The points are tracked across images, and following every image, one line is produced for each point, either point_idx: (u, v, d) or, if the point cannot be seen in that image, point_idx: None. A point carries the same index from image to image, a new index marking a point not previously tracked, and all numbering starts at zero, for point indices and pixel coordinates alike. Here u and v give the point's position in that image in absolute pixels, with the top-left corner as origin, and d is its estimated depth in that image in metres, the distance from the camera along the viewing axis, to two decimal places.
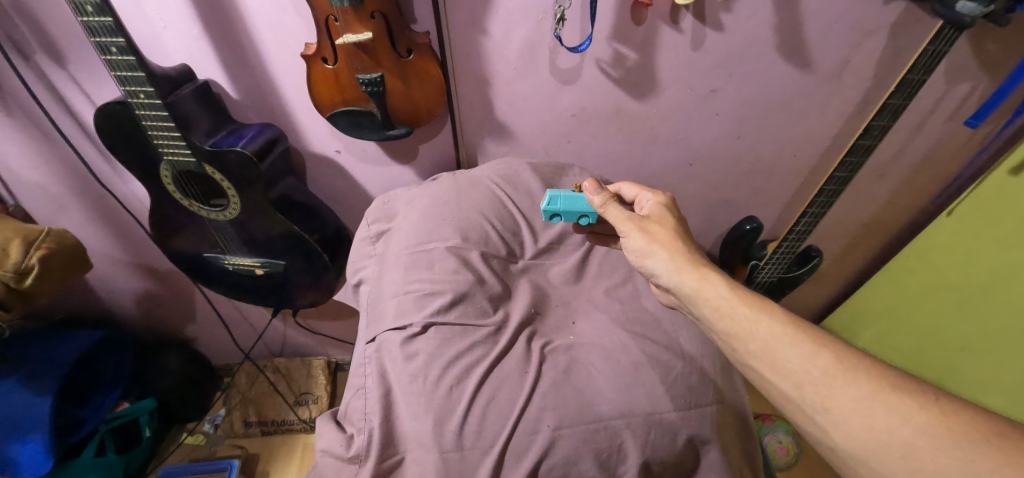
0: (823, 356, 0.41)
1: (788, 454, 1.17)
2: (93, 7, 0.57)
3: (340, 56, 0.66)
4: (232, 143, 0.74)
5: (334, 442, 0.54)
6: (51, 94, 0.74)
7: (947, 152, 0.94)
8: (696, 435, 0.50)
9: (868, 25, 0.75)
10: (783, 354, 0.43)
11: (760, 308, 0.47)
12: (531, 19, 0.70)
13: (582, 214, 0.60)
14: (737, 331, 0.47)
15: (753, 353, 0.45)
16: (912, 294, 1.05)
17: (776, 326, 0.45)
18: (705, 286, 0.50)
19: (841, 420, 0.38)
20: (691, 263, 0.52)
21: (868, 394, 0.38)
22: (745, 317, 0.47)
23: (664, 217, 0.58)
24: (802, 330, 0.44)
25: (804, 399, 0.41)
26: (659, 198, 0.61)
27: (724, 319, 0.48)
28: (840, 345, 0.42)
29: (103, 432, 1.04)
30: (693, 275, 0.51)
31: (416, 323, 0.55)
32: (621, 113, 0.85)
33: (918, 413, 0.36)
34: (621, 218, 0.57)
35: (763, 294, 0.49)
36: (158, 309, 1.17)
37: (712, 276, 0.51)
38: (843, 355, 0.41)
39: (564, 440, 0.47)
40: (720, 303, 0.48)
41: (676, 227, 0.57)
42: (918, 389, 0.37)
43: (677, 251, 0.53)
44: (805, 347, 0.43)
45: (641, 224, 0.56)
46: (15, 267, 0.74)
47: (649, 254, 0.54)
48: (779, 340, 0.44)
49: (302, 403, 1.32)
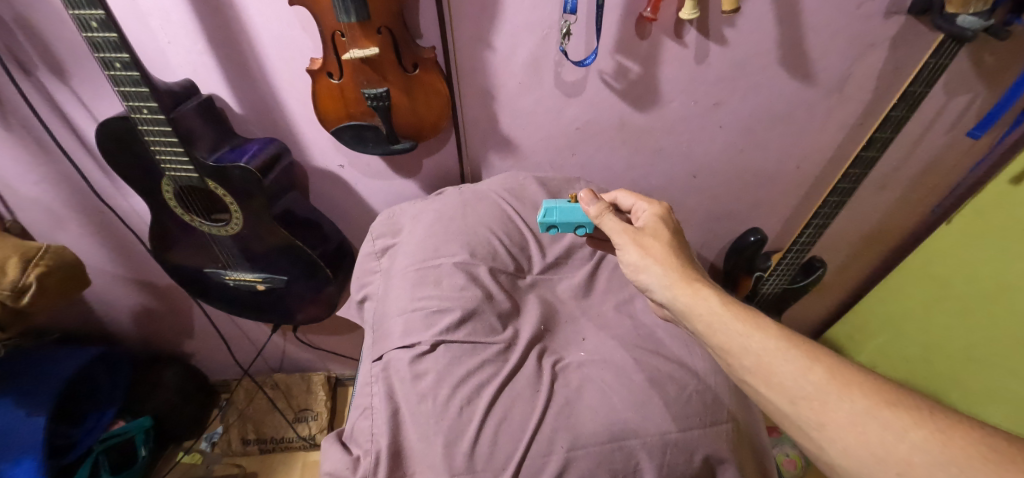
0: (816, 372, 0.40)
1: (796, 467, 1.15)
2: (98, 23, 0.56)
3: (346, 71, 0.66)
4: (235, 158, 0.74)
5: (339, 465, 0.53)
6: (52, 109, 0.74)
7: (948, 163, 0.95)
8: (712, 453, 0.49)
9: (870, 39, 0.76)
10: (777, 370, 0.42)
11: (753, 324, 0.46)
12: (536, 34, 0.71)
13: (579, 225, 0.59)
14: (730, 347, 0.45)
15: (747, 368, 0.44)
16: (916, 305, 1.04)
17: (770, 340, 0.44)
18: (699, 302, 0.49)
19: (836, 436, 0.37)
20: (684, 278, 0.51)
21: (864, 410, 0.37)
22: (738, 333, 0.45)
23: (660, 229, 0.56)
24: (795, 344, 0.43)
25: (799, 415, 0.40)
26: (655, 209, 0.59)
27: (717, 334, 0.47)
28: (834, 359, 0.41)
29: (98, 452, 1.02)
30: (687, 291, 0.50)
31: (425, 341, 0.54)
32: (626, 126, 0.85)
33: (914, 429, 0.35)
34: (618, 230, 0.56)
35: (758, 309, 0.47)
36: (156, 325, 1.15)
37: (705, 291, 0.49)
38: (836, 370, 0.40)
39: (578, 462, 0.46)
40: (714, 318, 0.47)
41: (671, 240, 0.55)
42: (914, 404, 0.36)
43: (671, 266, 0.52)
44: (799, 362, 0.41)
45: (635, 237, 0.55)
46: (13, 284, 0.73)
47: (643, 269, 0.53)
48: (774, 355, 0.42)
49: (302, 419, 1.30)
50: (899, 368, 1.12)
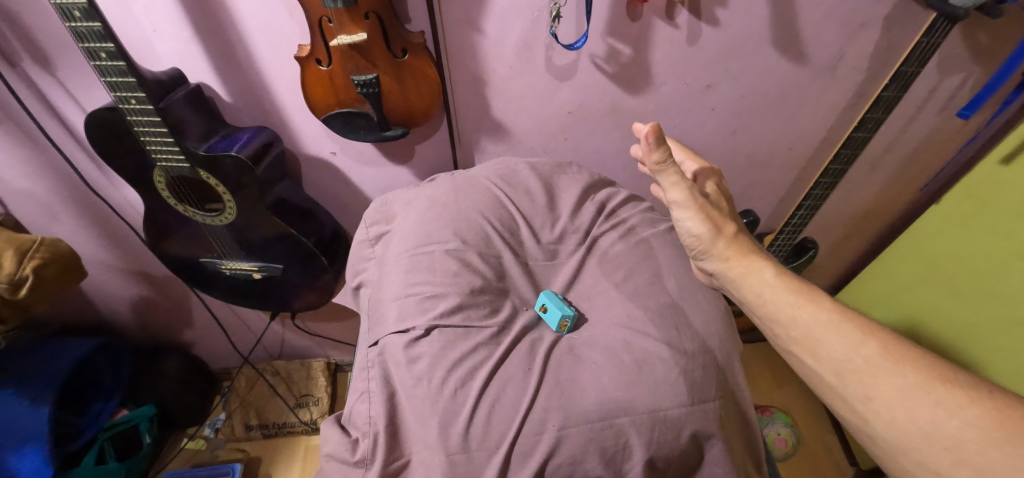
0: (869, 346, 0.43)
1: (786, 445, 1.22)
2: (81, 12, 0.55)
3: (334, 57, 0.65)
4: (227, 147, 0.73)
5: (339, 447, 0.55)
6: (39, 100, 0.73)
7: (940, 142, 0.95)
8: (700, 430, 0.50)
9: (862, 18, 0.75)
10: (827, 341, 0.44)
11: (806, 296, 0.48)
12: (526, 17, 0.70)
13: (562, 317, 0.58)
14: (780, 317, 0.48)
15: (795, 339, 0.47)
16: (908, 284, 1.05)
17: (824, 314, 0.46)
18: (751, 272, 0.51)
19: (884, 411, 0.40)
20: (740, 251, 0.52)
21: (915, 386, 0.40)
22: (790, 304, 0.48)
23: (718, 198, 0.56)
24: (849, 318, 0.45)
25: (846, 386, 0.43)
26: (705, 173, 0.59)
27: (768, 303, 0.49)
28: (889, 336, 0.43)
29: (104, 440, 1.05)
30: (740, 262, 0.51)
31: (419, 326, 0.55)
32: (618, 109, 0.85)
33: (969, 407, 0.37)
34: (683, 194, 0.52)
35: (811, 282, 0.49)
36: (155, 315, 1.16)
37: (760, 264, 0.51)
38: (889, 346, 0.42)
39: (569, 439, 0.48)
40: (767, 289, 0.49)
41: (726, 211, 0.56)
42: (971, 384, 0.38)
43: (728, 237, 0.53)
44: (852, 336, 0.44)
45: (700, 198, 0.53)
46: (10, 277, 0.73)
47: (701, 236, 0.53)
48: (824, 328, 0.45)
49: (304, 404, 1.32)
50: None
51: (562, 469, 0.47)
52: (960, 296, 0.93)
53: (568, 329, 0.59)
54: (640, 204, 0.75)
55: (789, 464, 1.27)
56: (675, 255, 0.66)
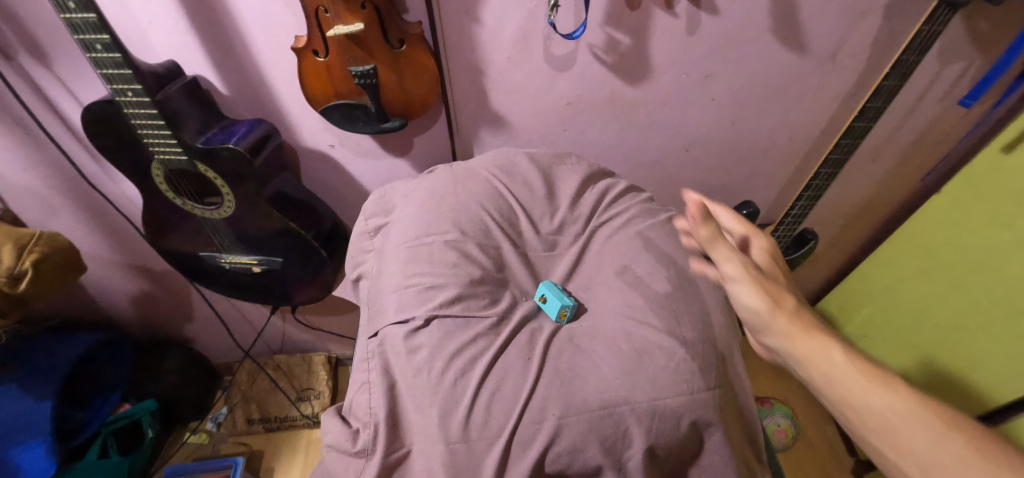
0: (950, 436, 0.38)
1: (786, 436, 1.23)
2: (75, 3, 0.55)
3: (331, 48, 0.65)
4: (224, 140, 0.73)
5: (340, 438, 0.55)
6: (35, 94, 0.72)
7: (941, 132, 0.95)
8: (699, 418, 0.50)
9: (863, 6, 0.75)
10: (903, 430, 0.39)
11: (878, 380, 0.42)
12: (524, 7, 0.69)
13: (561, 306, 0.58)
14: (853, 404, 0.42)
15: (867, 427, 0.41)
16: (907, 274, 1.06)
17: (896, 399, 0.41)
18: (817, 351, 0.45)
19: None
20: (803, 328, 0.47)
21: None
22: (861, 387, 0.42)
23: (773, 271, 0.54)
24: (924, 405, 0.40)
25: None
26: (761, 245, 0.57)
27: (837, 388, 0.43)
28: (967, 423, 0.39)
29: (105, 435, 1.07)
30: (806, 340, 0.46)
31: (419, 317, 0.55)
32: (617, 100, 0.85)
33: None
34: (728, 259, 0.51)
35: (878, 363, 0.44)
36: (156, 310, 1.16)
37: (825, 341, 0.45)
38: (969, 436, 0.38)
39: (569, 428, 0.48)
40: (836, 371, 0.43)
41: (784, 284, 0.52)
42: None
43: (789, 312, 0.47)
44: (931, 427, 0.39)
45: (754, 273, 0.50)
46: (9, 271, 0.73)
47: (759, 311, 0.48)
48: (898, 416, 0.40)
49: (305, 398, 1.32)
50: (888, 337, 1.12)
51: (562, 457, 0.47)
52: (963, 288, 0.94)
53: (568, 319, 0.59)
54: (639, 195, 0.74)
55: (789, 455, 1.27)
56: (674, 245, 0.66)
